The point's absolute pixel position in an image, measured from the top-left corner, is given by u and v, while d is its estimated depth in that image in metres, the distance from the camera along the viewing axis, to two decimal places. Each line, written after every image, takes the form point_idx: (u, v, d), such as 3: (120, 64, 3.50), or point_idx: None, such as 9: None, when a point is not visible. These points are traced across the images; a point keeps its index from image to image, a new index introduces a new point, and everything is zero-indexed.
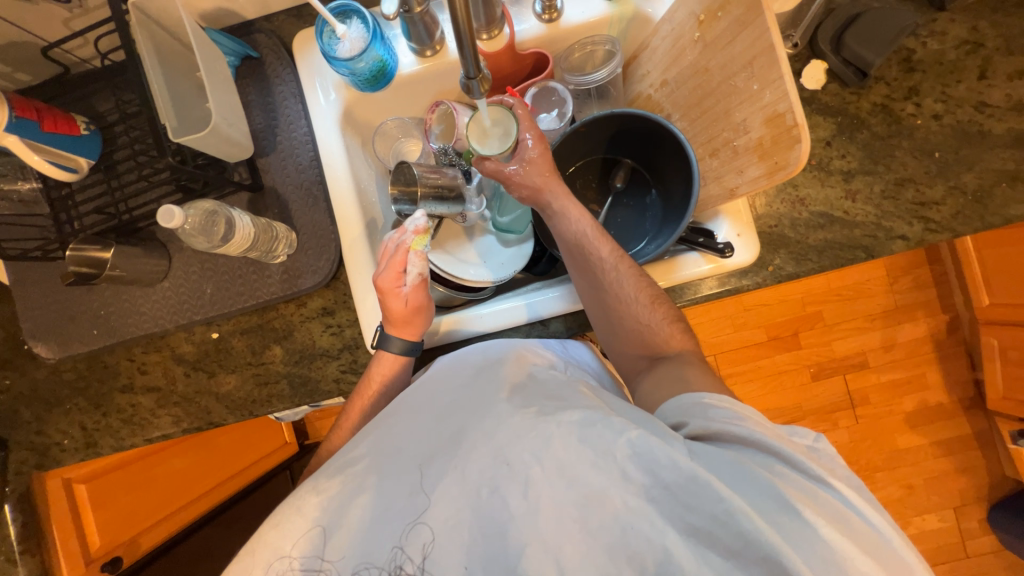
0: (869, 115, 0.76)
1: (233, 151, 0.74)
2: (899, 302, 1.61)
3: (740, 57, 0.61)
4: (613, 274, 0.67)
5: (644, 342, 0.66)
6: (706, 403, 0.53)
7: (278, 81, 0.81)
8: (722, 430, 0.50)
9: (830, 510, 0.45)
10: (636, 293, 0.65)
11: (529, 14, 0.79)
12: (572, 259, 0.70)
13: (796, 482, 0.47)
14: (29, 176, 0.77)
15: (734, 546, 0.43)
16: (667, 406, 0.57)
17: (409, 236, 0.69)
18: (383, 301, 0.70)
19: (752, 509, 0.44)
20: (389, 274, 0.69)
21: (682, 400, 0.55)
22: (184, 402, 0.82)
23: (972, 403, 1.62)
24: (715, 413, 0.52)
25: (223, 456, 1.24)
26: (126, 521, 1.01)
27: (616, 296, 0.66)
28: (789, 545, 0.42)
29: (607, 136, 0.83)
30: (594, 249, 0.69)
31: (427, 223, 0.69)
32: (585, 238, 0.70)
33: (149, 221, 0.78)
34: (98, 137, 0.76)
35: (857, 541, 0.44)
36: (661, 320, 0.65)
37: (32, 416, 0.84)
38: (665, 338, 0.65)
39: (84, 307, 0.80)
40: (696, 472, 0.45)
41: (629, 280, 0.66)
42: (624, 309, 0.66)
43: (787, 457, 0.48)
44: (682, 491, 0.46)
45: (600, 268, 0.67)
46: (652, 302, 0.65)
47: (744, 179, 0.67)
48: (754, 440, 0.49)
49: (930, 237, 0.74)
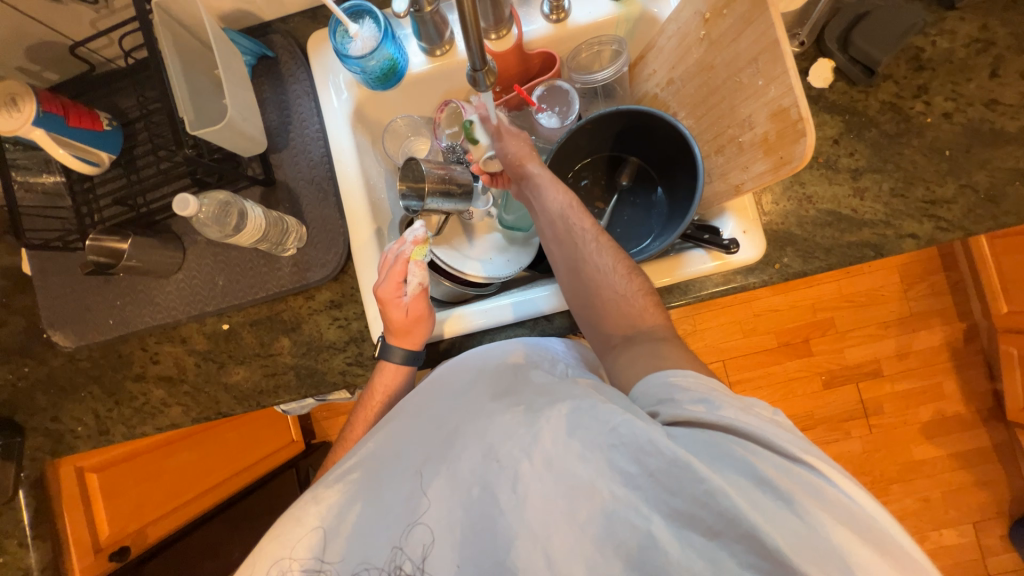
0: (878, 114, 0.76)
1: (249, 146, 0.76)
2: (914, 310, 1.57)
3: (745, 53, 0.61)
4: (593, 245, 0.67)
5: (620, 315, 0.64)
6: (674, 387, 0.52)
7: (292, 79, 0.83)
8: (691, 417, 0.49)
9: (805, 484, 0.44)
10: (614, 264, 0.66)
11: (537, 15, 0.81)
12: (551, 230, 0.70)
13: (770, 458, 0.46)
14: (53, 170, 0.80)
15: (716, 527, 0.43)
16: (637, 391, 0.56)
17: (408, 246, 0.70)
18: (384, 311, 0.71)
19: (730, 488, 0.43)
20: (389, 285, 0.70)
21: (651, 384, 0.54)
22: (194, 392, 0.84)
23: (991, 414, 1.57)
24: (684, 397, 0.51)
25: (230, 452, 1.24)
26: (135, 512, 1.04)
27: (594, 266, 0.66)
28: (768, 523, 0.42)
29: (614, 132, 0.84)
30: (575, 221, 0.69)
31: (425, 234, 0.70)
32: (567, 211, 0.69)
33: (166, 214, 0.81)
34: (120, 132, 0.79)
35: (834, 512, 0.43)
36: (637, 292, 0.64)
37: (48, 402, 0.86)
38: (640, 310, 0.64)
39: (102, 297, 0.82)
40: (676, 455, 0.44)
41: (608, 251, 0.66)
42: (601, 280, 0.65)
43: (758, 435, 0.47)
44: (664, 476, 0.45)
45: (580, 239, 0.67)
46: (629, 273, 0.65)
47: (750, 175, 0.67)
48: (725, 421, 0.48)
49: (940, 235, 0.73)
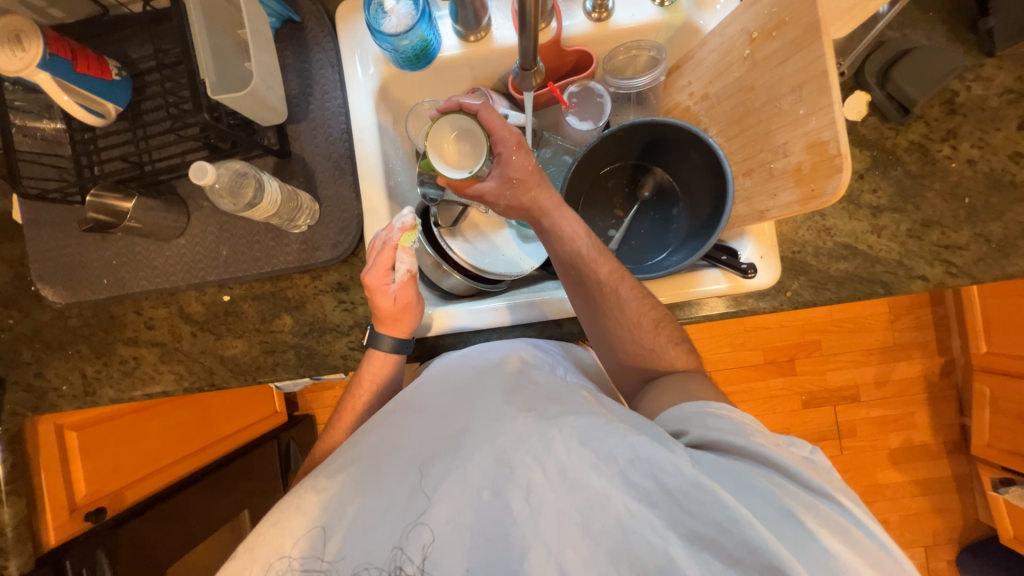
0: (905, 153, 0.76)
1: (268, 115, 0.73)
2: (897, 340, 1.62)
3: (790, 79, 0.60)
4: (613, 296, 0.66)
5: (646, 364, 0.67)
6: (709, 414, 0.54)
7: (317, 48, 0.79)
8: (721, 439, 0.51)
9: (833, 522, 0.45)
10: (638, 316, 0.66)
11: (578, 11, 0.78)
12: (569, 278, 0.68)
13: (797, 493, 0.47)
14: (54, 115, 0.76)
15: (737, 554, 0.43)
16: (669, 413, 0.57)
17: (396, 233, 0.68)
18: (371, 299, 0.69)
19: (755, 518, 0.44)
20: (377, 271, 0.68)
21: (684, 409, 0.56)
22: (188, 360, 0.81)
23: (956, 446, 1.64)
24: (714, 422, 0.52)
25: (211, 421, 1.22)
26: (112, 473, 0.98)
27: (618, 318, 0.66)
28: (793, 555, 0.42)
29: (642, 142, 0.83)
30: (593, 268, 0.67)
31: (413, 219, 0.68)
32: (583, 258, 0.67)
33: (172, 175, 0.77)
34: (128, 84, 0.75)
35: (861, 553, 0.44)
36: (665, 343, 0.66)
37: (32, 357, 0.83)
38: (668, 360, 0.66)
39: (97, 255, 0.79)
40: (698, 479, 0.45)
41: (630, 303, 0.66)
42: (626, 332, 0.66)
43: (789, 468, 0.48)
44: (685, 497, 0.45)
45: (599, 289, 0.66)
46: (656, 326, 0.66)
47: (777, 203, 0.67)
48: (753, 449, 0.49)
49: (949, 280, 0.75)
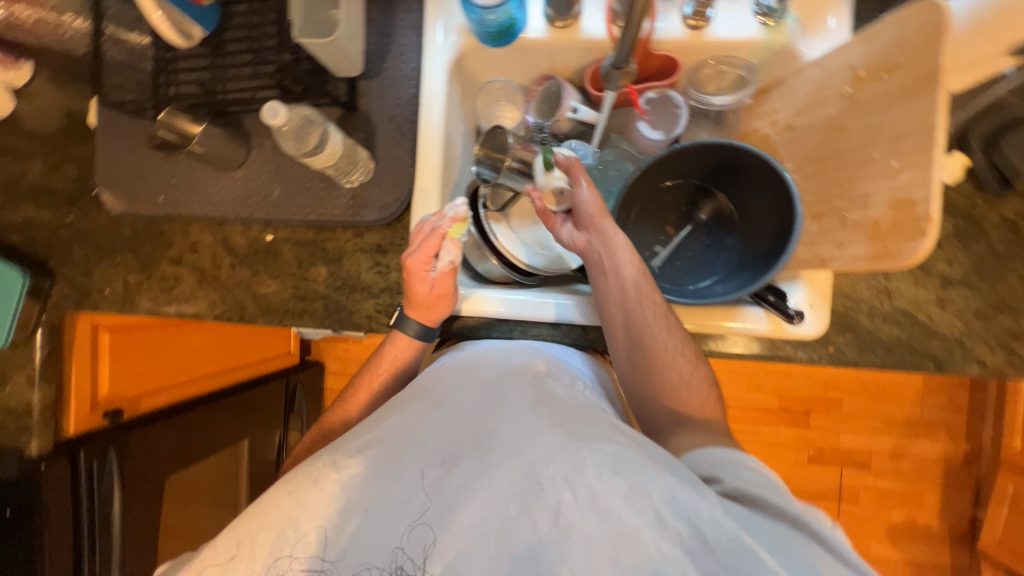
0: (992, 228, 0.71)
1: (343, 67, 0.73)
2: (925, 416, 1.54)
3: (889, 127, 0.56)
4: (662, 322, 0.65)
5: (680, 398, 0.66)
6: (741, 465, 0.54)
7: (402, 7, 0.79)
8: (756, 494, 0.50)
9: None
10: (682, 347, 0.66)
11: (675, 15, 0.75)
12: (620, 297, 0.67)
13: (838, 567, 0.45)
14: (142, 30, 0.79)
15: None
16: (700, 457, 0.57)
17: (447, 222, 0.68)
18: (408, 283, 0.69)
19: None
20: (419, 256, 0.68)
21: (716, 455, 0.56)
22: (223, 290, 0.83)
23: (962, 537, 1.56)
24: (747, 474, 0.52)
25: (231, 346, 1.27)
26: (136, 378, 1.03)
27: (662, 347, 0.65)
28: None
29: (712, 164, 0.79)
30: (646, 292, 0.66)
31: (466, 211, 0.68)
32: (638, 280, 0.67)
33: (241, 108, 0.77)
34: (217, 11, 0.76)
35: None
36: (700, 380, 0.66)
37: (82, 256, 0.87)
38: (699, 398, 0.66)
39: (158, 172, 0.82)
40: (738, 533, 0.44)
41: (675, 334, 0.66)
42: (666, 362, 0.65)
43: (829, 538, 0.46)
44: (724, 551, 0.43)
45: (650, 314, 0.65)
46: (694, 360, 0.66)
47: (843, 254, 0.63)
48: (791, 511, 0.48)
49: (1009, 370, 0.70)
